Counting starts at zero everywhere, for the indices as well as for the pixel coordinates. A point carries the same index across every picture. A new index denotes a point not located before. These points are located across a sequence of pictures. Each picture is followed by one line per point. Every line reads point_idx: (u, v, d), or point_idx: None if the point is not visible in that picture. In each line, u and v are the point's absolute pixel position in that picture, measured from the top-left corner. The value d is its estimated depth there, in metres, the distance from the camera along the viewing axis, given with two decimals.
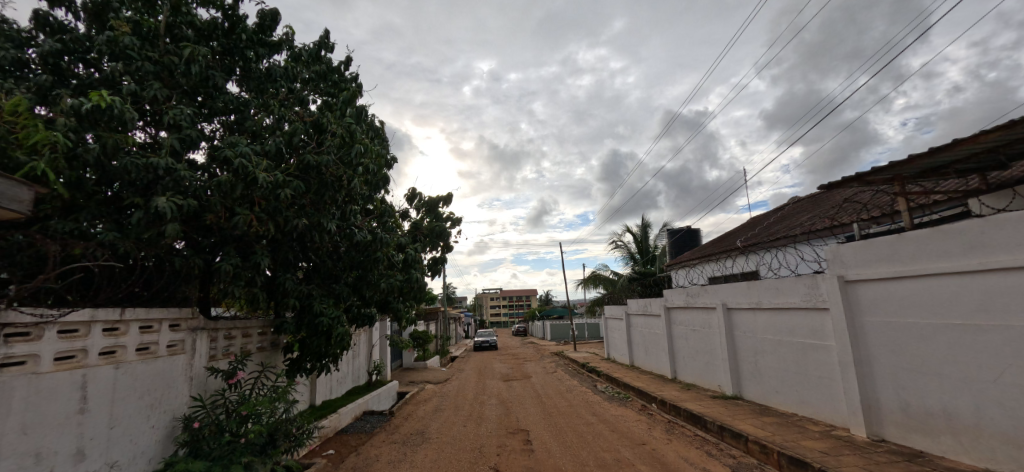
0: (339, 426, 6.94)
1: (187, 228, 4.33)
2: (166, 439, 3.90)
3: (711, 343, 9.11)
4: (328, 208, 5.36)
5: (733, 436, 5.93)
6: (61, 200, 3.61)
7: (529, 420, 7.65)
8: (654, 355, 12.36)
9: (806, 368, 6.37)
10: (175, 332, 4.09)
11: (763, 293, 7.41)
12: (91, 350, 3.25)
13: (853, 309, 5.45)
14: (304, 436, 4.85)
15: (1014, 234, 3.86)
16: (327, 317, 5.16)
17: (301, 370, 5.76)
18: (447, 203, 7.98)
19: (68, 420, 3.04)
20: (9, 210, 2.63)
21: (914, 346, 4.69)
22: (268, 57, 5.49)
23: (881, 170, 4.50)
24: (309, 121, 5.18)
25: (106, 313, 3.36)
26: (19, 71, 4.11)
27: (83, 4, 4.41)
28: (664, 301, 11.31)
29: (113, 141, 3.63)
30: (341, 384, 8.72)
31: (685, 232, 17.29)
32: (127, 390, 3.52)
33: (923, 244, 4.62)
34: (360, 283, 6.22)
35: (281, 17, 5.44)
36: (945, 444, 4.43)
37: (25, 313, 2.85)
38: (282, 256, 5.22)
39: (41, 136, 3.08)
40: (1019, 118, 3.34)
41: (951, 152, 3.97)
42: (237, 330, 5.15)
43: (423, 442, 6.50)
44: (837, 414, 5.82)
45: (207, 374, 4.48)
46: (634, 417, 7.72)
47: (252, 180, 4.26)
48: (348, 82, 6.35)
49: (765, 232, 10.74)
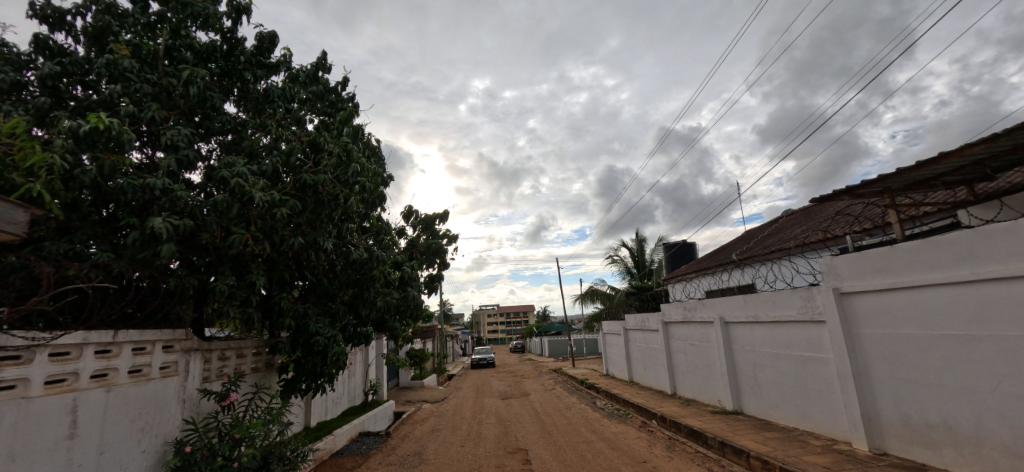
0: (334, 448, 6.82)
1: (182, 247, 4.32)
2: (156, 464, 3.81)
3: (710, 357, 9.03)
4: (325, 226, 5.38)
5: (734, 453, 5.85)
6: (56, 221, 3.59)
7: (529, 439, 7.52)
8: (653, 370, 12.25)
9: (806, 381, 6.34)
10: (169, 354, 4.04)
11: (761, 306, 7.39)
12: (83, 373, 3.20)
13: (849, 321, 5.48)
14: (299, 459, 4.74)
15: (1002, 244, 3.94)
16: (324, 336, 5.12)
17: (295, 391, 5.68)
18: (444, 220, 7.99)
19: (56, 446, 2.99)
20: (5, 233, 2.62)
21: (913, 357, 4.70)
22: (266, 78, 5.57)
23: (871, 183, 4.57)
24: (306, 141, 5.28)
25: (99, 335, 3.32)
26: (18, 93, 4.14)
27: (84, 28, 4.49)
28: (663, 316, 11.24)
29: (110, 162, 3.65)
30: (337, 404, 8.61)
31: (682, 246, 17.36)
32: (117, 414, 3.46)
33: (914, 255, 4.69)
34: (356, 302, 6.16)
35: (279, 40, 5.53)
36: (947, 456, 4.40)
37: (17, 336, 2.82)
38: (278, 274, 5.20)
39: (38, 159, 3.09)
40: (1000, 132, 3.44)
41: (940, 164, 4.05)
42: (231, 350, 5.09)
43: (420, 463, 6.37)
44: (838, 427, 5.78)
45: (199, 396, 4.41)
46: (633, 435, 7.62)
47: (248, 199, 4.30)
48: (345, 102, 6.44)
49: (761, 245, 10.76)
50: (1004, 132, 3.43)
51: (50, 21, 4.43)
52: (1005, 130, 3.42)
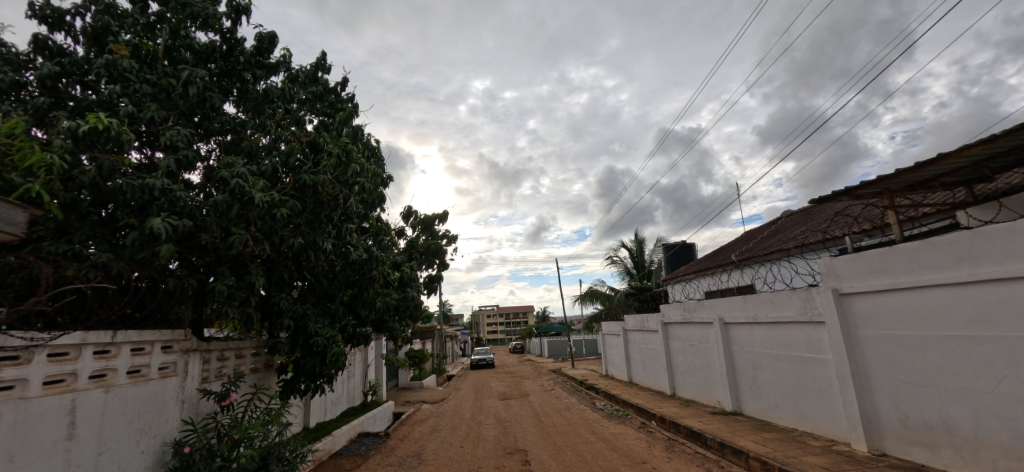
0: (333, 449, 6.82)
1: (182, 247, 4.33)
2: (154, 465, 3.80)
3: (710, 358, 9.03)
4: (324, 227, 5.38)
5: (733, 453, 5.86)
6: (54, 222, 3.58)
7: (528, 440, 7.51)
8: (653, 371, 12.24)
9: (805, 382, 6.34)
10: (168, 354, 4.04)
11: (760, 306, 7.39)
12: (81, 373, 3.19)
13: (848, 322, 5.48)
14: (298, 459, 4.73)
15: (1001, 246, 3.94)
16: (323, 337, 5.11)
17: (295, 391, 5.68)
18: (444, 221, 7.98)
19: (55, 447, 2.98)
20: (4, 233, 2.62)
21: (912, 358, 4.70)
22: (265, 78, 5.57)
23: (870, 184, 4.58)
24: (305, 141, 5.25)
25: (97, 335, 3.31)
26: (17, 93, 4.14)
27: (83, 28, 4.49)
28: (662, 317, 11.23)
29: (109, 163, 3.64)
30: (336, 405, 8.61)
31: (681, 246, 17.34)
32: (117, 414, 3.46)
33: (912, 256, 4.70)
34: (355, 302, 6.18)
35: (278, 40, 5.53)
36: (946, 457, 4.40)
37: (16, 337, 2.82)
38: (277, 275, 5.21)
39: (37, 159, 3.08)
40: (999, 133, 3.44)
41: (939, 165, 4.05)
42: (230, 351, 5.09)
43: (419, 464, 6.36)
44: (837, 428, 5.78)
45: (198, 397, 4.41)
46: (632, 435, 7.61)
47: (248, 200, 4.30)
48: (344, 102, 6.44)
49: (760, 246, 10.76)
50: (1003, 133, 3.43)
51: (49, 21, 4.43)
52: (1003, 131, 3.42)
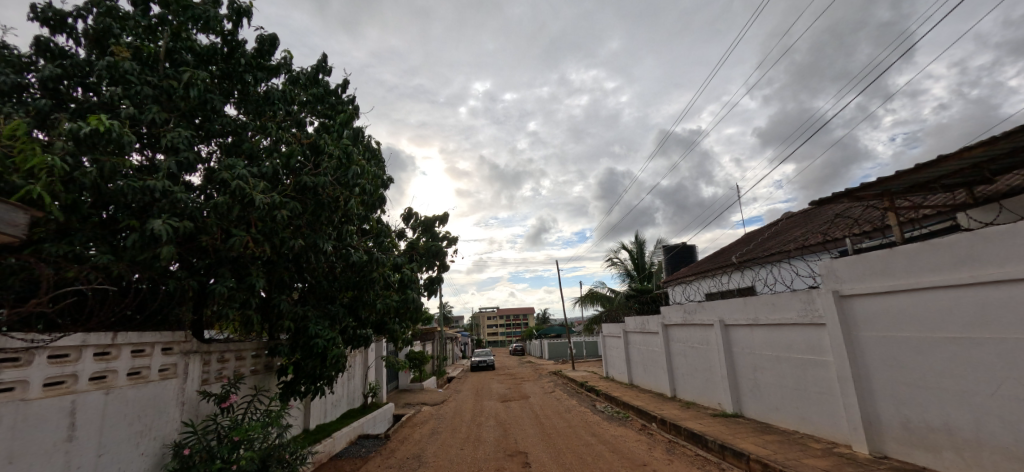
0: (333, 451, 6.81)
1: (182, 249, 4.33)
2: (154, 467, 3.79)
3: (710, 360, 9.02)
4: (324, 229, 5.39)
5: (734, 456, 5.84)
6: (55, 223, 3.58)
7: (528, 442, 7.50)
8: (653, 373, 12.22)
9: (806, 384, 6.33)
10: (168, 356, 4.03)
11: (761, 308, 7.37)
12: (81, 375, 3.19)
13: (849, 324, 5.47)
14: (298, 461, 4.73)
15: (1002, 247, 3.94)
16: (323, 338, 5.11)
17: (295, 393, 5.68)
18: (444, 222, 7.99)
19: (55, 449, 2.98)
20: (5, 235, 2.63)
21: (912, 360, 4.70)
22: (266, 80, 5.57)
23: (870, 186, 4.57)
24: (306, 143, 5.26)
25: (98, 337, 3.31)
26: (18, 95, 4.15)
27: (84, 30, 4.50)
28: (663, 319, 11.22)
29: (110, 164, 3.64)
30: (336, 407, 8.60)
31: (681, 248, 17.34)
32: (117, 416, 3.45)
33: (912, 258, 4.69)
34: (356, 303, 6.19)
35: (279, 42, 5.54)
36: (948, 459, 4.39)
37: (16, 338, 2.81)
38: (277, 276, 5.21)
39: (38, 161, 3.08)
40: (999, 135, 3.44)
41: (940, 167, 4.05)
42: (230, 353, 5.09)
43: (419, 466, 6.35)
44: (838, 430, 5.77)
45: (199, 399, 4.41)
46: (633, 438, 7.60)
47: (249, 202, 4.31)
48: (345, 104, 6.45)
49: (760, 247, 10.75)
50: (1003, 135, 3.44)
51: (50, 24, 4.44)
52: (1004, 133, 3.42)
